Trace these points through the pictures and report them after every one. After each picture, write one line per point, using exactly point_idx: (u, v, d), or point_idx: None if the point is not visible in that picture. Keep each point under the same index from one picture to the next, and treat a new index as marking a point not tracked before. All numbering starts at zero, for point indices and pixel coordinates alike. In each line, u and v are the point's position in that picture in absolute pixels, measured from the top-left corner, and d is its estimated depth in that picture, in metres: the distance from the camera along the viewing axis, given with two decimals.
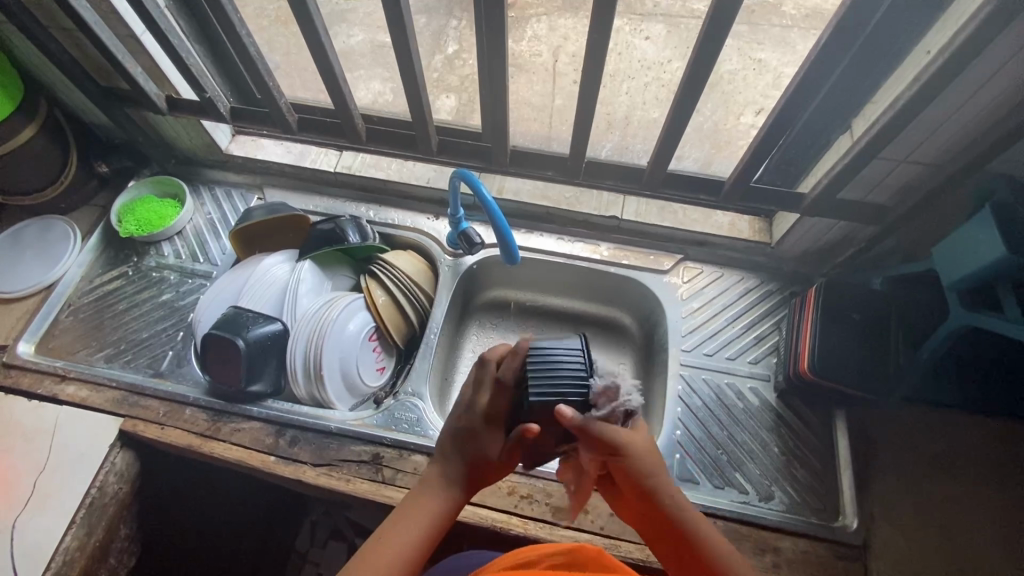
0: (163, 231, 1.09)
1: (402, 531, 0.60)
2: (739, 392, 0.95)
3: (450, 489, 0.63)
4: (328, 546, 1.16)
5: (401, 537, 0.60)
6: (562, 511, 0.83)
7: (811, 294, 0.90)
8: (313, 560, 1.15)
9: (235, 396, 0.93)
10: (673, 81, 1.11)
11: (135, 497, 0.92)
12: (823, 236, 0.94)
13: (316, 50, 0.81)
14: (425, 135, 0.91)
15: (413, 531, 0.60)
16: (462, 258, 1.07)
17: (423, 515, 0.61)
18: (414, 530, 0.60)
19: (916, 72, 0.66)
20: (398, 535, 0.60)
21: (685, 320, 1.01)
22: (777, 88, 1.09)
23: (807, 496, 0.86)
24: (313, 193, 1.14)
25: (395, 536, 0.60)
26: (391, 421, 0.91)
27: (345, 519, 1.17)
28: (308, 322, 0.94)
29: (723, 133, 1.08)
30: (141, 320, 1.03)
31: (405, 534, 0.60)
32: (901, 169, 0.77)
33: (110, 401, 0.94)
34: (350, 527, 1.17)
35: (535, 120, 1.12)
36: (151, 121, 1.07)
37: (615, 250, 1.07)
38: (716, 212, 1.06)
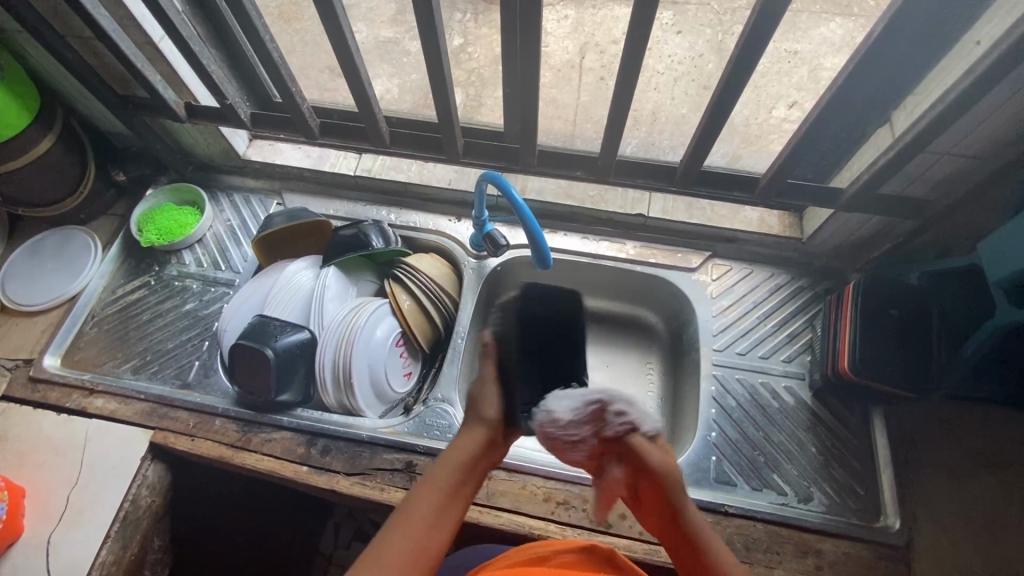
0: (183, 240, 1.08)
1: (424, 501, 0.56)
2: (773, 391, 0.94)
3: (469, 461, 0.60)
4: (352, 547, 1.17)
5: (425, 507, 0.56)
6: (600, 517, 0.82)
7: (847, 291, 0.88)
8: (338, 561, 1.16)
9: (263, 406, 0.92)
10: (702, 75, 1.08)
11: (166, 509, 0.92)
12: (858, 230, 0.92)
13: (341, 52, 0.79)
14: (451, 138, 0.89)
15: (434, 505, 0.56)
16: (486, 261, 1.05)
17: (441, 489, 0.58)
18: (438, 498, 0.57)
19: (965, 64, 0.64)
20: (423, 507, 0.56)
21: (716, 319, 0.99)
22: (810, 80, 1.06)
23: (847, 497, 0.85)
24: (332, 197, 1.12)
25: (419, 505, 0.56)
26: (422, 428, 0.90)
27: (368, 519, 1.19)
28: (334, 331, 0.93)
29: (753, 128, 1.05)
30: (166, 330, 1.02)
31: (431, 503, 0.56)
32: (943, 163, 0.75)
33: (139, 413, 0.93)
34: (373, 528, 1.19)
35: (558, 117, 1.09)
36: (168, 128, 1.06)
37: (642, 249, 1.05)
38: (745, 208, 1.05)
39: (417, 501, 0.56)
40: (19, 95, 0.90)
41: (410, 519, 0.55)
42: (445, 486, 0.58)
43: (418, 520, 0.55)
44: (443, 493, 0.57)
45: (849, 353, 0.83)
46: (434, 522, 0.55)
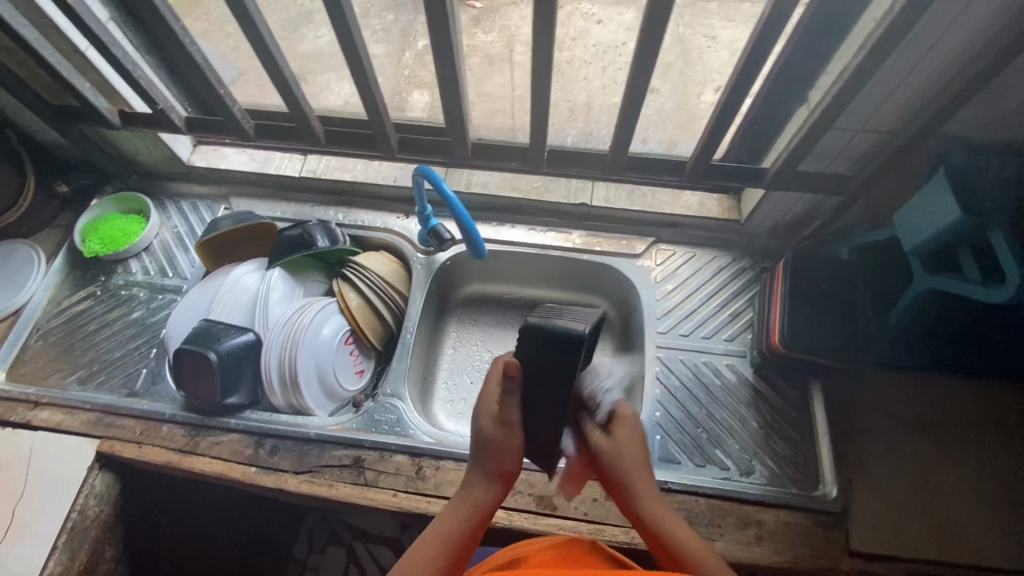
0: (128, 249, 1.07)
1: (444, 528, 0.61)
2: (716, 370, 0.95)
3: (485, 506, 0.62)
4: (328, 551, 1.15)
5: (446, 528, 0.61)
6: (546, 500, 0.84)
7: (778, 267, 0.90)
8: (313, 566, 1.15)
9: (211, 408, 0.92)
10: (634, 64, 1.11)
11: (116, 519, 0.91)
12: (791, 209, 0.95)
13: (262, 53, 0.79)
14: (383, 134, 0.89)
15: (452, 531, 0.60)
16: (435, 256, 1.07)
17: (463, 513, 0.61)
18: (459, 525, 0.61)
19: (861, 41, 0.66)
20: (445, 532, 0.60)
21: (660, 303, 1.01)
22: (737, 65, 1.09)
23: (787, 468, 0.87)
24: (279, 199, 1.12)
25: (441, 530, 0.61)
26: (370, 423, 0.91)
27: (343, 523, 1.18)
28: (280, 331, 0.93)
29: (684, 112, 1.07)
30: (112, 340, 1.02)
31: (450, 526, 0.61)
32: (858, 139, 0.78)
33: (85, 423, 0.93)
34: (348, 531, 1.18)
35: (498, 111, 1.10)
36: (108, 137, 1.06)
37: (588, 238, 1.07)
38: (684, 193, 1.07)
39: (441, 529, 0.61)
40: None
41: (430, 540, 0.60)
42: (467, 513, 0.61)
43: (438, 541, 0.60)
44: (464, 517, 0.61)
45: (781, 328, 0.85)
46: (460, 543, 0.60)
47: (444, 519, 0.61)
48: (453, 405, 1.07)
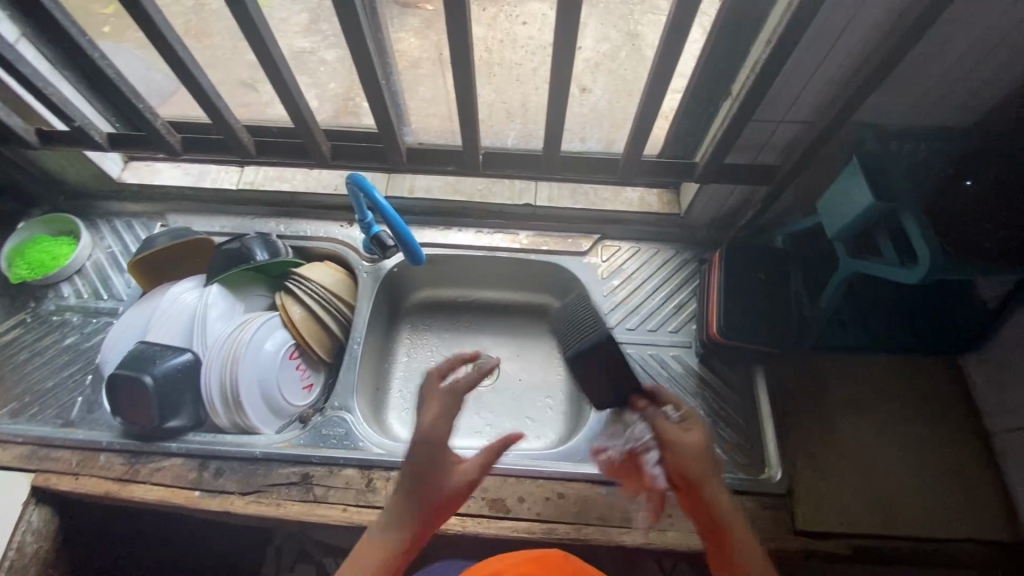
0: (59, 272, 1.03)
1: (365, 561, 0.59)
2: (663, 361, 0.97)
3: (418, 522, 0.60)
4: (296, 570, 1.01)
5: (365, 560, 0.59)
6: (498, 504, 0.83)
7: (715, 258, 0.92)
8: None
9: (151, 433, 0.89)
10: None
11: (55, 555, 0.88)
12: (727, 201, 0.97)
13: (175, 64, 0.76)
14: (313, 142, 0.87)
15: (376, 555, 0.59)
16: (381, 263, 1.06)
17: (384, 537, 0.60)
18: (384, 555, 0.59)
19: (768, 37, 0.69)
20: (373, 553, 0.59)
21: (607, 298, 1.02)
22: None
23: (734, 454, 0.89)
24: (217, 213, 1.10)
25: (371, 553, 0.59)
26: (319, 438, 0.89)
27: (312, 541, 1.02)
28: (219, 348, 0.91)
29: (617, 110, 1.08)
30: (44, 369, 0.97)
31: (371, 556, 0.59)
32: (779, 130, 0.80)
33: (17, 457, 0.89)
34: (317, 549, 1.01)
35: (434, 115, 1.09)
36: (30, 158, 1.01)
37: (535, 238, 1.07)
38: (626, 189, 1.08)
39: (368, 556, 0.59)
40: None
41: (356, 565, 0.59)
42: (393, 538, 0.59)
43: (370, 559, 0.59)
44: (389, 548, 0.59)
45: (725, 337, 0.86)
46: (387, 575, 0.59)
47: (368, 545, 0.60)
48: (407, 414, 1.07)
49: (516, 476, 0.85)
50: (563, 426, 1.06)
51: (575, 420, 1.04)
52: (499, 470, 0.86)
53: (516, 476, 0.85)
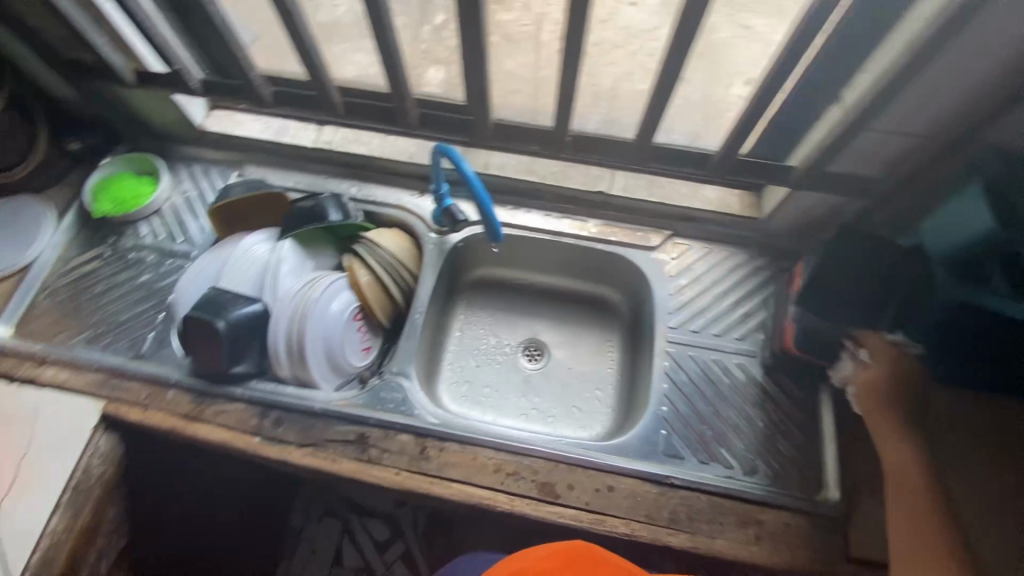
0: (140, 211, 1.06)
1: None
2: (725, 368, 0.94)
3: None
4: (322, 522, 1.31)
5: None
6: (547, 488, 0.84)
7: (800, 267, 0.90)
8: (308, 536, 1.30)
9: (213, 376, 0.91)
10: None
11: (119, 479, 0.92)
12: (814, 210, 0.93)
13: (283, 15, 0.77)
14: (403, 108, 0.87)
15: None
16: (447, 236, 1.06)
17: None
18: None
19: (903, 41, 0.64)
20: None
21: (672, 298, 1.00)
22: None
23: (790, 471, 0.87)
24: (291, 169, 1.11)
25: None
26: (376, 401, 0.91)
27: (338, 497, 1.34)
28: (289, 302, 0.92)
29: (711, 105, 1.03)
30: (119, 302, 1.01)
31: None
32: (890, 142, 0.75)
33: (91, 383, 0.93)
34: (341, 506, 1.33)
35: (518, 92, 1.05)
36: (122, 96, 1.04)
37: (603, 227, 1.05)
38: (704, 186, 1.05)
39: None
40: None
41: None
42: None
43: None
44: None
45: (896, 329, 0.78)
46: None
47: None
48: (457, 386, 1.09)
49: (566, 462, 0.85)
50: (610, 419, 1.05)
51: (624, 415, 1.03)
52: (550, 454, 0.85)
53: (567, 462, 0.85)
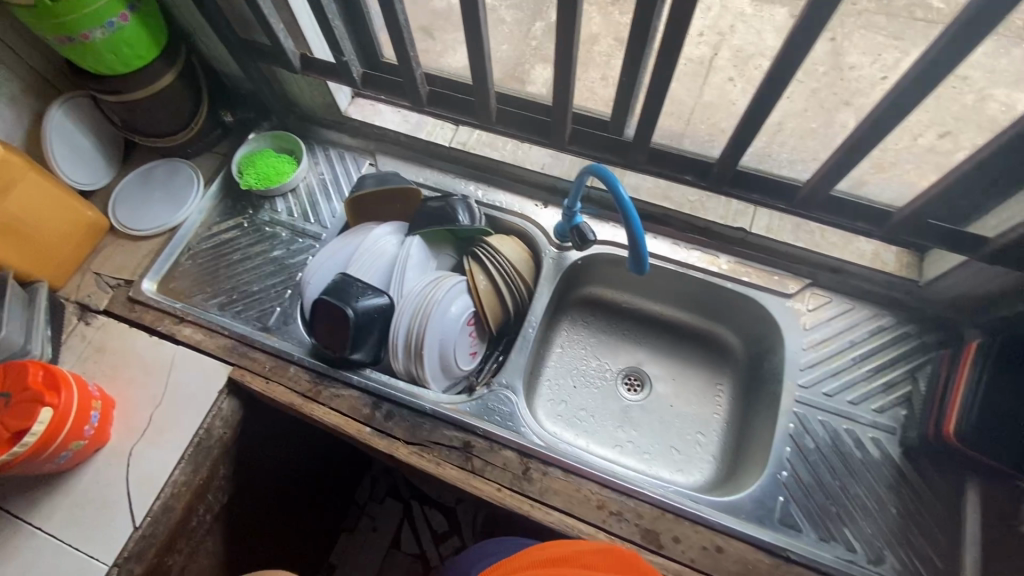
0: (279, 188, 1.10)
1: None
2: (858, 440, 0.87)
3: None
4: (385, 501, 1.37)
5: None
6: (651, 536, 0.80)
7: (968, 350, 0.79)
8: (370, 512, 1.36)
9: (334, 361, 0.93)
10: (849, 90, 1.00)
11: (234, 443, 0.97)
12: (993, 285, 0.82)
13: (468, 23, 0.76)
14: (561, 123, 0.85)
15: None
16: (567, 253, 1.04)
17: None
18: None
19: None
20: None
21: (805, 353, 0.93)
22: (973, 111, 0.94)
23: (922, 567, 0.79)
24: (422, 164, 1.12)
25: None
26: (484, 411, 0.90)
27: (402, 480, 1.38)
28: (413, 300, 0.94)
29: (890, 153, 0.96)
30: (253, 273, 1.06)
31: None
32: None
33: (220, 348, 0.97)
34: (405, 489, 1.38)
35: (672, 113, 1.04)
36: (280, 78, 1.09)
37: (736, 265, 0.99)
38: (858, 238, 0.97)
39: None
40: (151, 27, 0.95)
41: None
42: None
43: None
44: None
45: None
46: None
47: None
48: (553, 404, 1.07)
49: (674, 512, 0.81)
50: (712, 468, 0.99)
51: (729, 467, 0.97)
52: (658, 500, 0.81)
53: (675, 512, 0.81)
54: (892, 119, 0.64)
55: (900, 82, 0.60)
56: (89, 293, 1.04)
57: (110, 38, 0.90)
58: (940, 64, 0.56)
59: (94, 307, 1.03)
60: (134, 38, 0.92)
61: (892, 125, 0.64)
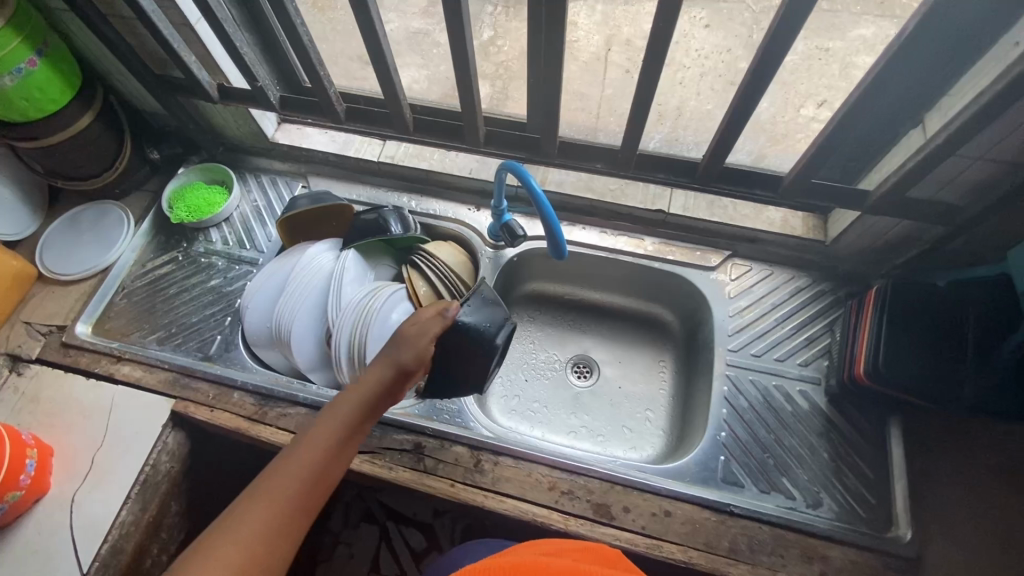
0: (211, 218, 1.11)
1: (345, 401, 0.64)
2: (788, 395, 0.92)
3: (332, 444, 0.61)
4: (360, 527, 1.25)
5: (349, 402, 0.64)
6: (603, 509, 0.82)
7: (870, 296, 0.85)
8: (346, 539, 1.24)
9: (497, 359, 0.86)
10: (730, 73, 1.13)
11: (183, 475, 0.96)
12: (883, 236, 0.89)
13: (369, 39, 0.80)
14: (473, 126, 0.90)
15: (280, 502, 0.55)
16: (503, 251, 1.07)
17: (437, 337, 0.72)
18: (315, 455, 0.59)
19: (1000, 66, 0.61)
20: (410, 343, 0.69)
21: (732, 320, 0.98)
22: None
23: (857, 504, 0.84)
24: (354, 182, 1.15)
25: (296, 459, 0.58)
26: (432, 411, 0.92)
27: (377, 503, 1.27)
28: (351, 312, 0.95)
29: (781, 125, 1.09)
30: (190, 305, 1.06)
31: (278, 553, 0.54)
32: (977, 168, 0.71)
33: (162, 382, 0.97)
34: (382, 511, 1.27)
35: (581, 110, 1.11)
36: (203, 110, 1.10)
37: (660, 245, 1.04)
38: (768, 208, 1.03)
39: (348, 395, 0.65)
40: (63, 71, 0.96)
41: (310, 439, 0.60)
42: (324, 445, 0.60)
43: (242, 536, 0.52)
44: (276, 512, 0.55)
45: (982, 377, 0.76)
46: (368, 404, 0.65)
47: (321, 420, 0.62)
48: (506, 400, 1.09)
49: (623, 484, 0.84)
50: (663, 442, 1.03)
51: (679, 439, 1.01)
52: (606, 475, 0.84)
53: (623, 484, 0.84)
54: (757, 92, 0.70)
55: (757, 58, 0.66)
56: (19, 343, 1.02)
57: (20, 85, 0.89)
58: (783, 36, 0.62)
59: (27, 357, 1.01)
60: (46, 82, 0.92)
61: (760, 96, 0.70)
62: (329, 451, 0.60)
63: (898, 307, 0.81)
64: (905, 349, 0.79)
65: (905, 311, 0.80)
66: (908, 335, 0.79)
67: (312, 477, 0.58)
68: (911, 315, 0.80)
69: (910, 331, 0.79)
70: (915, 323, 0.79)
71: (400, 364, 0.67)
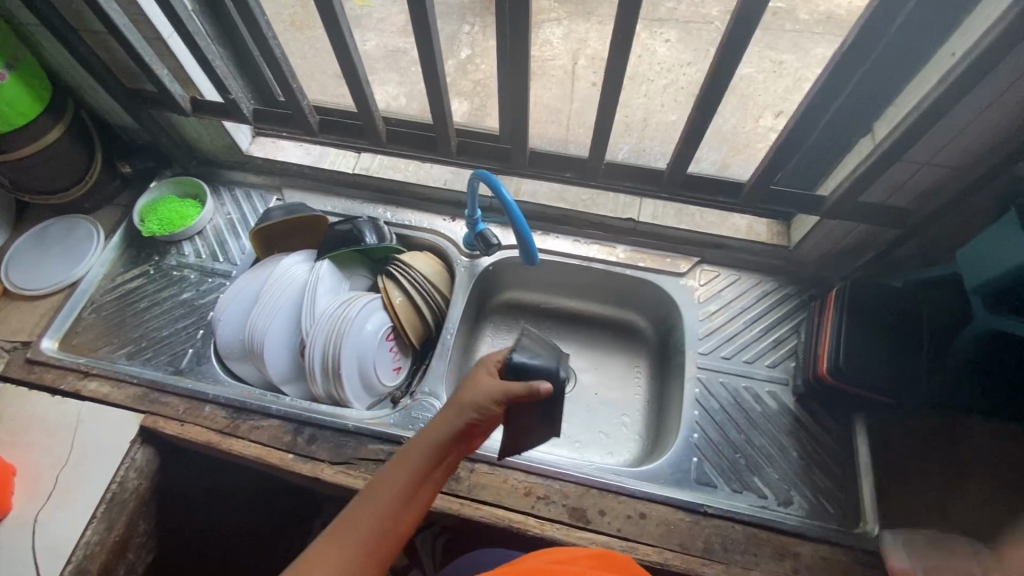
0: (184, 231, 1.10)
1: (416, 447, 0.64)
2: (757, 396, 0.95)
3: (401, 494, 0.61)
4: None
5: (416, 454, 0.63)
6: (578, 513, 0.83)
7: (830, 297, 0.88)
8: None
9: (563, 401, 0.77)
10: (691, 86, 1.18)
11: (151, 493, 0.93)
12: (842, 240, 0.93)
13: (340, 53, 0.81)
14: (445, 137, 0.92)
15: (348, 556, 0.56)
16: (478, 260, 1.08)
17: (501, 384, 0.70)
18: (385, 506, 0.60)
19: (939, 74, 0.65)
20: (472, 396, 0.67)
21: (702, 323, 1.01)
22: None
23: (826, 501, 0.85)
24: (330, 194, 1.15)
25: (366, 511, 0.59)
26: (408, 420, 0.92)
27: None
28: (325, 322, 0.95)
29: (742, 135, 1.14)
30: (161, 318, 1.04)
31: None
32: (924, 172, 0.75)
33: (131, 397, 0.95)
34: None
35: (551, 123, 1.15)
36: (176, 124, 1.10)
37: (632, 253, 1.07)
38: (733, 215, 1.07)
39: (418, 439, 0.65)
40: (31, 84, 0.95)
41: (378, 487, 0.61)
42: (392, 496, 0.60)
43: None
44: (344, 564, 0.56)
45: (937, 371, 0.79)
46: (438, 451, 0.64)
47: (388, 472, 0.62)
48: None
49: (598, 487, 0.85)
50: (638, 446, 1.04)
51: (654, 443, 1.02)
52: (581, 479, 0.85)
53: (599, 487, 0.85)
54: (714, 102, 0.73)
55: (711, 69, 0.69)
56: None
57: None
58: (734, 48, 0.65)
59: None
60: (14, 95, 0.92)
61: (716, 105, 0.73)
62: (396, 500, 0.60)
63: (858, 306, 0.83)
64: (864, 347, 0.82)
65: (864, 311, 0.83)
66: (867, 333, 0.82)
67: (381, 529, 0.59)
68: (871, 314, 0.83)
69: (867, 329, 0.82)
70: (873, 322, 0.82)
71: (465, 417, 0.66)
